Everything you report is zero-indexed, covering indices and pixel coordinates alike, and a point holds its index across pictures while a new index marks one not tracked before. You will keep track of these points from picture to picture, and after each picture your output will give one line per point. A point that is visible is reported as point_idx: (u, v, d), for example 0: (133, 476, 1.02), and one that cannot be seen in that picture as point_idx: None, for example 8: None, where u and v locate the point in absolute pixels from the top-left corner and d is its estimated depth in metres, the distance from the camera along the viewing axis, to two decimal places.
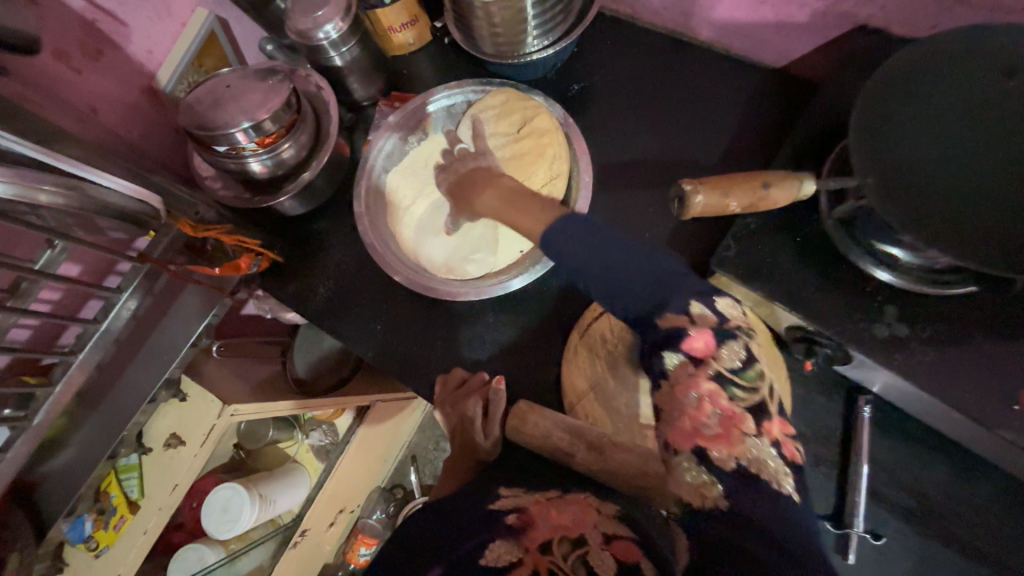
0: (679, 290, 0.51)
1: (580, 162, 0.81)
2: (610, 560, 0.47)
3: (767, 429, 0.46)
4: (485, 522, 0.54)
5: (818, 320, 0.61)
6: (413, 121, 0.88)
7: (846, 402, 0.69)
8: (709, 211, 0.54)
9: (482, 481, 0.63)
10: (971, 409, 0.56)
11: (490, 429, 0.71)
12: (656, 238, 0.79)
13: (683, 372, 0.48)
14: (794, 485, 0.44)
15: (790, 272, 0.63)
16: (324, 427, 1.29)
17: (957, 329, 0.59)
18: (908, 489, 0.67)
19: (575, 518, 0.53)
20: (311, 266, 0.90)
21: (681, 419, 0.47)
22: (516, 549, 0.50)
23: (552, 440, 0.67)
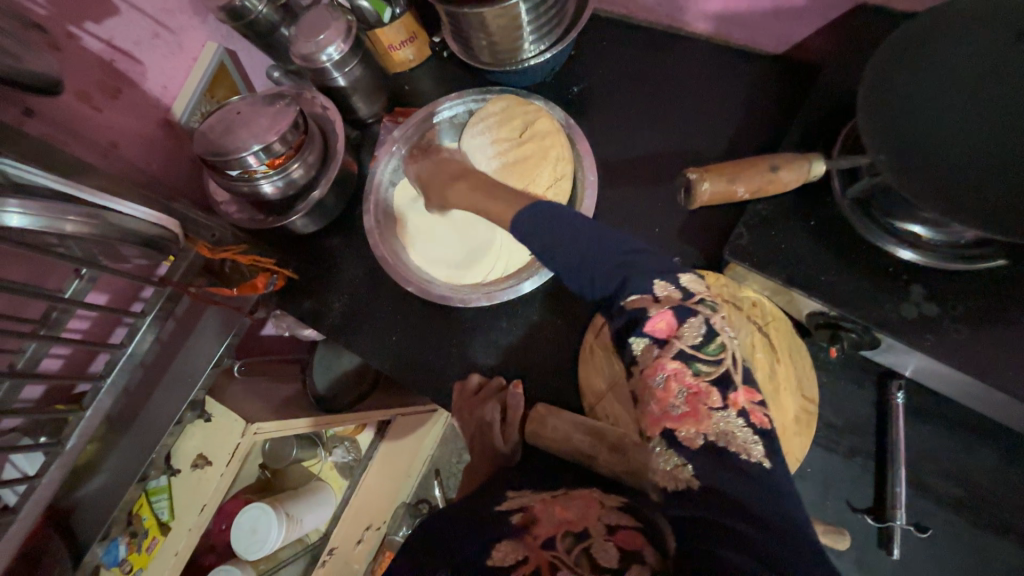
0: (641, 271, 0.53)
1: (584, 161, 0.81)
2: (615, 550, 0.47)
3: (733, 399, 0.48)
4: (497, 522, 0.54)
5: (842, 305, 0.59)
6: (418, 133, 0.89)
7: (877, 388, 0.66)
8: (717, 198, 0.53)
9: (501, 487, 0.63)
10: (1015, 387, 0.54)
11: (510, 433, 0.72)
12: (665, 232, 0.78)
13: (649, 354, 0.51)
14: (764, 451, 0.46)
15: (809, 257, 0.61)
16: (346, 444, 1.30)
17: (991, 308, 0.56)
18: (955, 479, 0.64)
19: (578, 512, 0.52)
20: (325, 282, 0.91)
21: (650, 403, 0.50)
22: (522, 547, 0.49)
23: (574, 443, 0.65)
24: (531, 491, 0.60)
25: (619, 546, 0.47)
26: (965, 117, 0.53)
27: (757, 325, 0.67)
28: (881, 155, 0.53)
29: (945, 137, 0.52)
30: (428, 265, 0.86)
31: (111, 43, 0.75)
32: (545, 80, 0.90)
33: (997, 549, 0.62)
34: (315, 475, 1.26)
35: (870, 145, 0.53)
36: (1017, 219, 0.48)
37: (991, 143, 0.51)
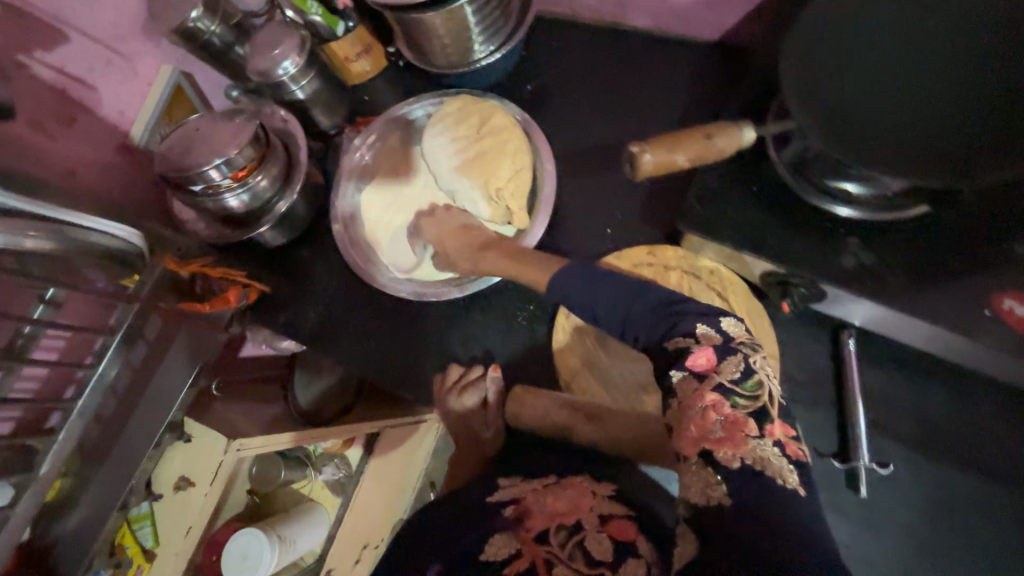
0: (684, 315, 0.54)
1: (540, 151, 0.83)
2: (608, 540, 0.52)
3: (770, 430, 0.47)
4: (489, 513, 0.59)
5: (789, 263, 0.63)
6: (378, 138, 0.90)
7: (831, 339, 0.70)
8: (660, 168, 0.57)
9: (493, 483, 0.66)
10: (949, 320, 0.58)
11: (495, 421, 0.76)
12: (624, 214, 0.82)
13: (687, 386, 0.50)
14: (799, 480, 0.45)
15: (754, 221, 0.65)
16: (336, 461, 1.29)
17: (922, 254, 0.60)
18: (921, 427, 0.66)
19: (570, 504, 0.56)
20: (298, 291, 0.92)
21: (687, 427, 0.49)
22: (515, 541, 0.54)
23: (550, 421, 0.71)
24: (522, 480, 0.64)
25: (612, 538, 0.52)
26: (875, 81, 0.58)
27: (715, 291, 0.71)
28: (807, 120, 0.57)
29: (857, 99, 0.57)
30: (397, 266, 0.85)
31: (63, 70, 0.75)
32: (499, 80, 0.93)
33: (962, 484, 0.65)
34: (306, 496, 1.24)
35: (796, 112, 0.58)
36: (928, 168, 0.53)
37: (898, 102, 0.57)
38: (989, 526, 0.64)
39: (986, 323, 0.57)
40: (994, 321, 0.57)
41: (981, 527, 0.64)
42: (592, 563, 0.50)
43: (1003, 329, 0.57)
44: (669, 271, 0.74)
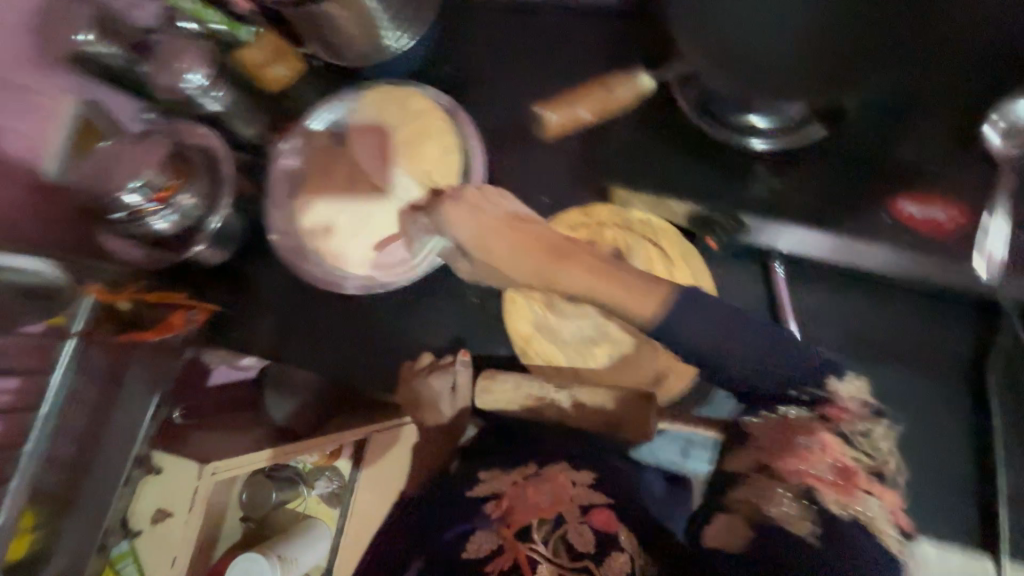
0: (819, 363, 0.59)
1: (465, 130, 0.82)
2: (589, 533, 0.57)
3: (880, 493, 0.56)
4: (472, 509, 0.63)
5: (705, 200, 0.67)
6: (302, 139, 0.87)
7: (762, 269, 0.74)
8: None
9: (475, 472, 0.69)
10: (850, 232, 0.63)
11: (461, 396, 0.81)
12: (558, 178, 0.83)
13: (802, 419, 0.59)
14: (899, 543, 0.53)
15: (671, 163, 0.68)
16: (328, 473, 1.24)
17: (828, 170, 0.64)
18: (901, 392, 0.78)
19: (549, 498, 0.60)
20: (246, 307, 0.90)
21: (785, 450, 0.58)
22: (494, 537, 0.59)
23: (520, 403, 0.77)
24: (506, 469, 0.68)
25: (592, 528, 0.57)
26: None
27: (648, 240, 0.75)
28: (699, 57, 0.61)
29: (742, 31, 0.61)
30: (343, 262, 0.83)
31: None
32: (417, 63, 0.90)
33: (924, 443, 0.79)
34: (302, 513, 1.21)
35: (688, 50, 0.61)
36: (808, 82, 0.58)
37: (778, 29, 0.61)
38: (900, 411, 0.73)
39: (888, 230, 0.62)
40: (894, 228, 0.61)
41: None
42: (575, 556, 0.56)
43: (904, 232, 0.61)
44: (605, 228, 0.76)
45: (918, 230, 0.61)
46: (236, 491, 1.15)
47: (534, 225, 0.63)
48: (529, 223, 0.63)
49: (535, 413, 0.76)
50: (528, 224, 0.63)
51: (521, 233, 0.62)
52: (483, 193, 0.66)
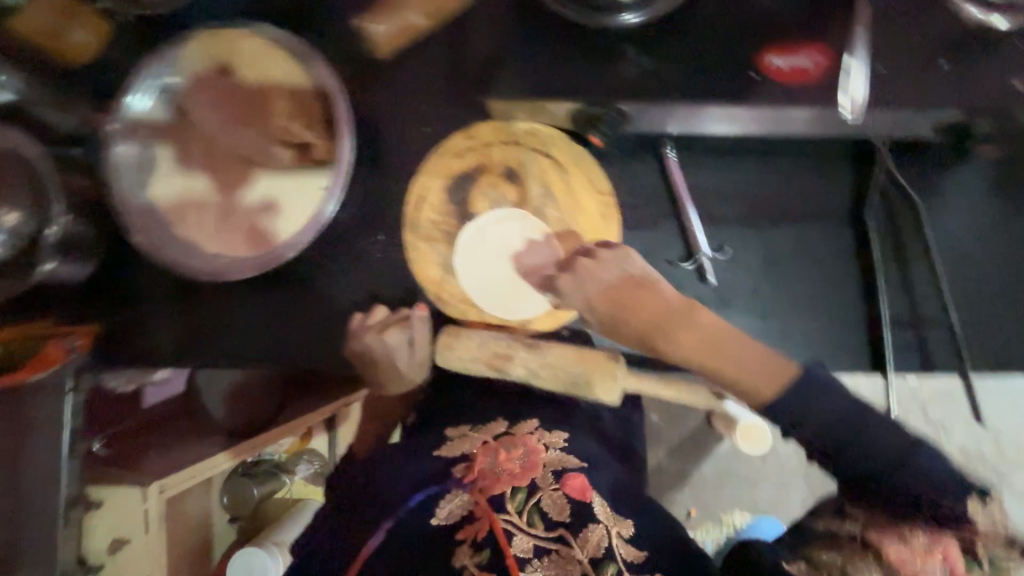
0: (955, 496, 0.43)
1: (313, 63, 0.70)
2: (564, 500, 0.53)
3: None
4: (441, 473, 0.58)
5: (579, 94, 0.63)
6: (132, 121, 0.72)
7: (656, 157, 0.71)
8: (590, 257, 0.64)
9: (438, 433, 0.65)
10: (725, 97, 0.60)
11: (419, 362, 0.75)
12: (436, 99, 0.71)
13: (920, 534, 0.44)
14: None
15: (537, 61, 0.64)
16: (307, 455, 1.13)
17: (696, 36, 0.61)
18: (953, 260, 0.68)
19: (523, 462, 0.57)
20: (131, 321, 0.79)
21: (902, 556, 0.43)
22: (467, 502, 0.54)
23: (482, 363, 0.70)
24: (473, 430, 0.63)
25: (568, 496, 0.54)
26: None
27: (540, 151, 0.71)
28: None
29: None
30: (231, 250, 0.74)
31: None
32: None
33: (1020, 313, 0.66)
34: (292, 499, 1.13)
35: None
36: None
37: None
38: (833, 264, 0.70)
39: (755, 87, 0.60)
40: (760, 83, 0.60)
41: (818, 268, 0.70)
42: (550, 525, 0.52)
43: (768, 86, 0.59)
44: (490, 148, 0.72)
45: (791, 83, 0.59)
46: (212, 499, 1.06)
47: (618, 274, 0.63)
48: (651, 292, 0.60)
49: (501, 373, 0.70)
50: (640, 294, 0.61)
51: (636, 305, 0.60)
52: (595, 251, 0.66)
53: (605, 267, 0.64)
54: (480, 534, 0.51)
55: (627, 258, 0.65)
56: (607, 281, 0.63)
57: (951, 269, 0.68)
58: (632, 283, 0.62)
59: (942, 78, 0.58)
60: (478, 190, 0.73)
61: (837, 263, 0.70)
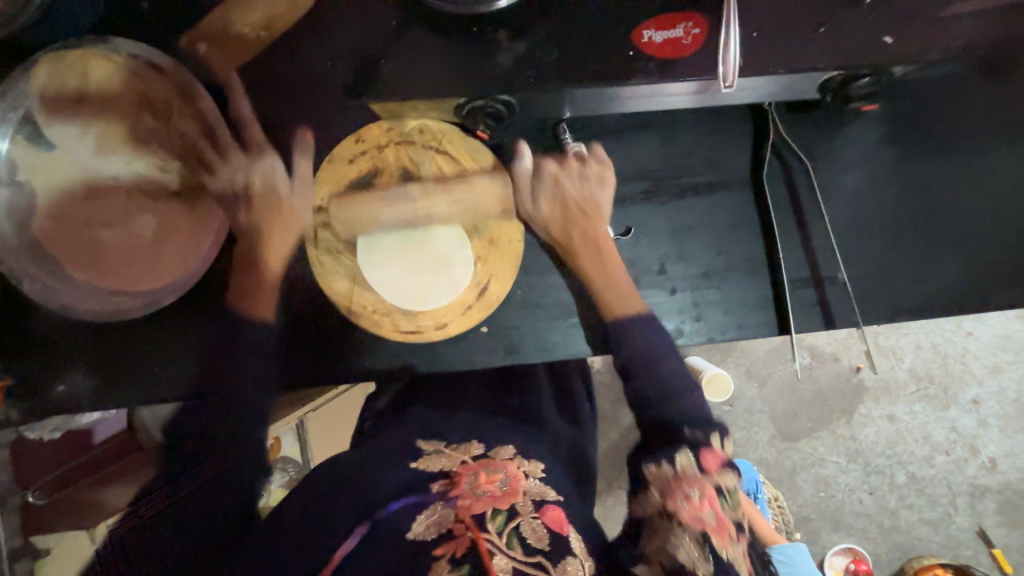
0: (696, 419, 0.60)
1: (183, 81, 0.68)
2: (543, 529, 0.51)
3: (720, 535, 0.51)
4: (421, 486, 0.57)
5: (460, 85, 0.60)
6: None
7: (555, 142, 0.70)
8: (553, 204, 0.68)
9: (414, 447, 0.65)
10: (606, 75, 0.59)
11: (299, 184, 0.70)
12: (320, 108, 0.70)
13: (690, 475, 0.54)
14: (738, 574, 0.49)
15: (413, 56, 0.61)
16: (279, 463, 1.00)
17: (570, 18, 0.59)
18: (850, 222, 0.70)
19: (505, 486, 0.56)
20: (42, 371, 0.74)
21: (682, 506, 0.52)
22: (446, 518, 0.51)
23: (378, 198, 0.69)
24: (449, 448, 0.64)
25: (546, 524, 0.52)
26: None
27: (433, 148, 0.69)
28: None
29: None
30: (133, 284, 0.70)
31: None
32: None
33: (909, 270, 0.70)
34: None
35: None
36: None
37: None
38: (738, 230, 0.71)
39: (636, 62, 0.58)
40: (640, 58, 0.58)
41: (724, 237, 0.71)
42: (529, 551, 0.49)
43: (648, 61, 0.58)
44: (383, 150, 0.69)
45: (666, 57, 0.58)
46: None
47: (590, 201, 0.68)
48: (598, 214, 0.69)
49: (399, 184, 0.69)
50: (587, 222, 0.69)
51: (586, 223, 0.68)
52: (585, 165, 0.69)
53: (584, 187, 0.68)
54: (459, 550, 0.48)
55: (603, 183, 0.69)
56: (572, 198, 0.68)
57: (846, 233, 0.70)
58: (591, 206, 0.69)
59: (820, 37, 0.57)
60: (376, 196, 0.70)
61: (741, 230, 0.71)
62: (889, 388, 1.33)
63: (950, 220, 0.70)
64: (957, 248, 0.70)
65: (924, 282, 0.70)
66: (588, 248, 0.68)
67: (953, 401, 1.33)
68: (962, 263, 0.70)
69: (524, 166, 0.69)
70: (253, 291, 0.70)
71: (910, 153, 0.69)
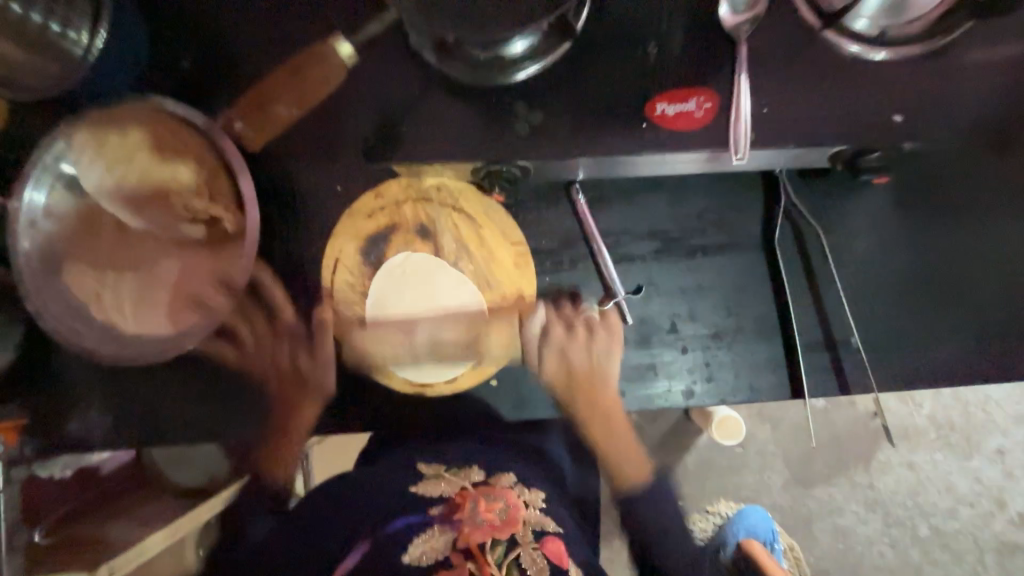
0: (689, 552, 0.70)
1: (214, 137, 0.68)
2: (543, 559, 0.51)
3: None
4: (420, 507, 0.58)
5: (478, 151, 0.63)
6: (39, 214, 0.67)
7: (567, 200, 0.71)
8: (558, 368, 0.71)
9: (413, 470, 0.66)
10: (617, 146, 0.61)
11: (319, 359, 0.72)
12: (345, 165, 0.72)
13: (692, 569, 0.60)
14: None
15: (435, 122, 0.64)
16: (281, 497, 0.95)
17: (582, 91, 0.62)
18: (863, 284, 0.70)
19: (503, 514, 0.54)
20: (63, 406, 0.75)
21: None
22: (445, 545, 0.51)
23: (383, 328, 0.72)
24: (449, 473, 0.65)
25: (545, 555, 0.51)
26: None
27: (449, 206, 0.72)
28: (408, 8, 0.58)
29: None
30: (153, 327, 0.71)
31: None
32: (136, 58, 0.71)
33: (925, 331, 0.69)
34: None
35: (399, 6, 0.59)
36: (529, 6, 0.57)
37: None
38: (749, 288, 0.71)
39: (647, 133, 0.61)
40: (651, 129, 0.61)
41: (736, 295, 0.71)
42: None
43: (661, 132, 0.60)
44: (401, 206, 0.72)
45: (678, 128, 0.60)
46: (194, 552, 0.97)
47: (595, 374, 0.70)
48: (606, 381, 0.70)
49: (400, 360, 0.71)
50: (593, 384, 0.70)
51: (589, 382, 0.70)
52: (593, 328, 0.70)
53: (591, 362, 0.70)
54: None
55: (610, 349, 0.70)
56: (578, 366, 0.70)
57: (859, 298, 0.70)
58: (600, 371, 0.70)
59: (829, 115, 0.59)
60: (392, 249, 0.72)
61: (752, 291, 0.71)
62: (907, 435, 1.28)
63: (964, 283, 0.69)
64: (972, 310, 0.69)
65: (942, 344, 0.69)
66: (600, 429, 0.72)
67: (975, 450, 1.28)
68: (977, 323, 0.69)
69: (534, 328, 0.71)
70: (286, 446, 0.74)
71: (921, 216, 0.69)
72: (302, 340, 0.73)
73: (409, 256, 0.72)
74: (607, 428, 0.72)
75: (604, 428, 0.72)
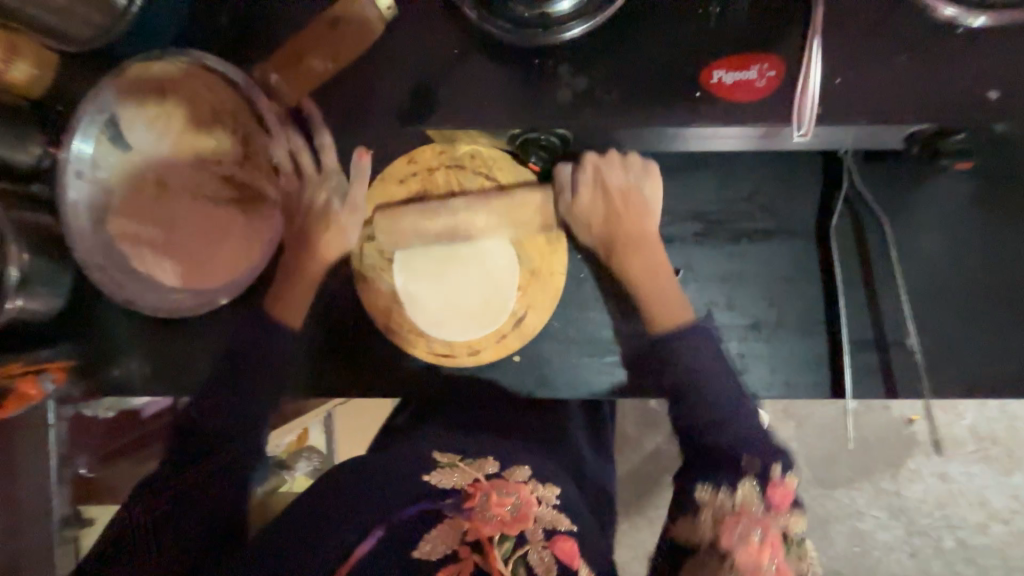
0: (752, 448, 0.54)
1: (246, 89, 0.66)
2: (551, 558, 0.51)
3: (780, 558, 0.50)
4: (431, 493, 0.57)
5: (516, 117, 0.59)
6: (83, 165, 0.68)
7: None
8: (585, 208, 0.64)
9: (425, 457, 0.63)
10: (666, 117, 0.57)
11: (349, 206, 0.70)
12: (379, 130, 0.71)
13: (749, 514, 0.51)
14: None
15: (473, 85, 0.61)
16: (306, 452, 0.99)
17: (632, 56, 0.58)
18: (924, 283, 0.64)
19: (515, 510, 0.54)
20: (107, 351, 0.79)
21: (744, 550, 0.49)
22: (451, 538, 0.51)
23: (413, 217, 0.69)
24: (463, 462, 0.61)
25: (556, 556, 0.51)
26: None
27: (483, 174, 0.69)
28: None
29: None
30: (191, 278, 0.73)
31: None
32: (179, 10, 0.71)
33: (989, 336, 0.63)
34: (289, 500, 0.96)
35: None
36: None
37: None
38: (796, 279, 0.66)
39: (699, 105, 0.56)
40: (705, 100, 0.56)
41: (781, 286, 0.66)
42: None
43: (716, 103, 0.55)
44: (434, 172, 0.70)
45: (734, 100, 0.55)
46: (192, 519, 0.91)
47: (635, 197, 0.63)
48: (645, 208, 0.63)
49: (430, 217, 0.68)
50: (638, 237, 0.64)
51: (637, 224, 0.64)
52: (625, 163, 0.64)
53: (627, 197, 0.63)
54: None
55: (647, 175, 0.64)
56: (614, 190, 0.63)
57: (917, 297, 0.64)
58: (646, 232, 0.64)
59: (910, 91, 0.53)
60: None
61: (798, 283, 0.66)
62: (945, 444, 1.21)
63: None
64: None
65: (1007, 352, 0.63)
66: (650, 284, 0.63)
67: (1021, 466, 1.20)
68: None
69: (566, 175, 0.64)
70: (290, 296, 0.71)
71: (1001, 213, 0.62)
72: (323, 182, 0.70)
73: (427, 216, 0.70)
74: (632, 238, 0.63)
75: (648, 262, 0.63)
